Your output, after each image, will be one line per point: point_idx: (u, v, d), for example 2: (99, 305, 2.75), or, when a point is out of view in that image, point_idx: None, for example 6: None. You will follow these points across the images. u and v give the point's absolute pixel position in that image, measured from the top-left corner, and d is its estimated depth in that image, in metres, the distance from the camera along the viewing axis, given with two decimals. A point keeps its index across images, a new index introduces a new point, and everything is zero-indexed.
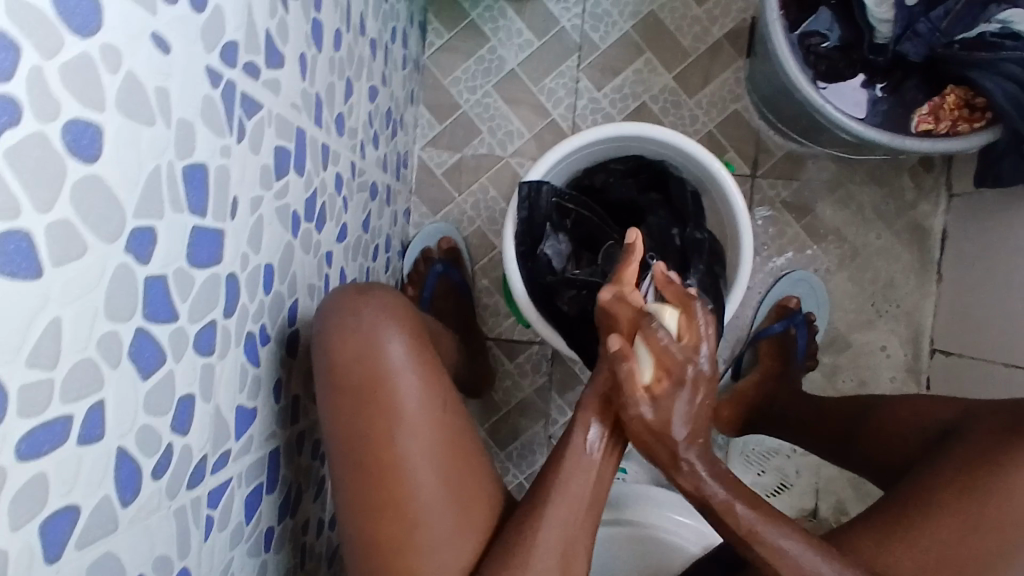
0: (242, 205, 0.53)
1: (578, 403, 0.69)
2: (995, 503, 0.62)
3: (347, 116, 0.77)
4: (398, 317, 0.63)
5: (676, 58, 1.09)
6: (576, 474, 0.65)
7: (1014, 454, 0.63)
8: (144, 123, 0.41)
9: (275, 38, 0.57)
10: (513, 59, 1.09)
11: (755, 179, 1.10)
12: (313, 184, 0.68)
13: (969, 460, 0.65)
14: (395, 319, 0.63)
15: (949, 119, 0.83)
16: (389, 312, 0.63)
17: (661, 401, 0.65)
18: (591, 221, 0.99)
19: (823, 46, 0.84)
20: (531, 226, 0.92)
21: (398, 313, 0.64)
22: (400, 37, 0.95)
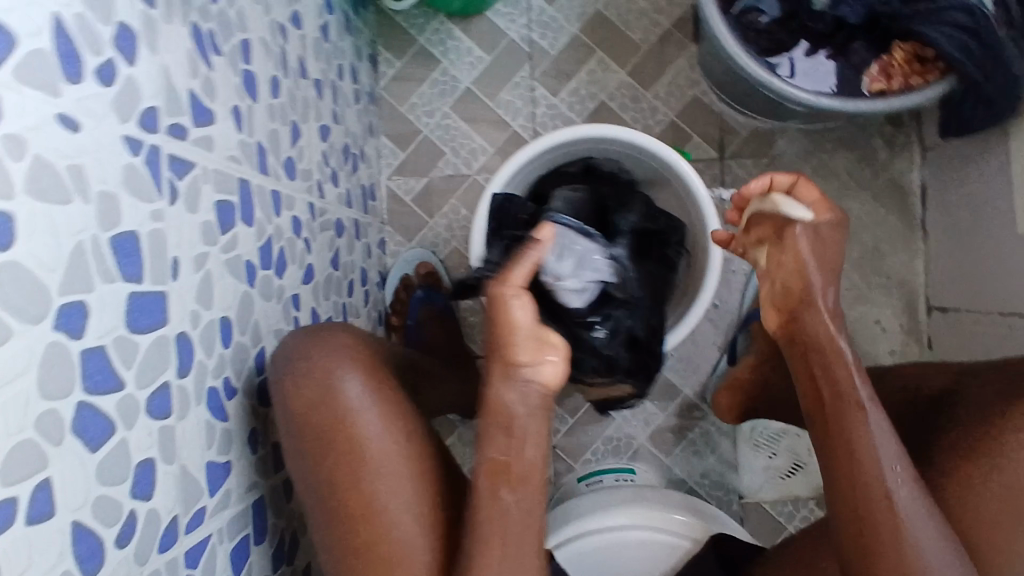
0: (183, 264, 0.54)
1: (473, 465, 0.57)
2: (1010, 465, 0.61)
3: (298, 159, 0.77)
4: (353, 355, 0.64)
5: (628, 52, 1.09)
6: (500, 522, 0.54)
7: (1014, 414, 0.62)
8: (58, 202, 0.42)
9: (201, 96, 0.59)
10: (467, 78, 1.09)
11: (725, 162, 1.08)
12: (266, 232, 0.68)
13: (977, 434, 0.64)
14: (351, 357, 0.63)
15: (900, 75, 0.82)
16: (343, 352, 0.63)
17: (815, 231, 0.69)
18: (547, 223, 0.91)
19: (760, 20, 0.82)
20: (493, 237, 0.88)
21: (353, 351, 0.64)
22: (349, 73, 0.97)
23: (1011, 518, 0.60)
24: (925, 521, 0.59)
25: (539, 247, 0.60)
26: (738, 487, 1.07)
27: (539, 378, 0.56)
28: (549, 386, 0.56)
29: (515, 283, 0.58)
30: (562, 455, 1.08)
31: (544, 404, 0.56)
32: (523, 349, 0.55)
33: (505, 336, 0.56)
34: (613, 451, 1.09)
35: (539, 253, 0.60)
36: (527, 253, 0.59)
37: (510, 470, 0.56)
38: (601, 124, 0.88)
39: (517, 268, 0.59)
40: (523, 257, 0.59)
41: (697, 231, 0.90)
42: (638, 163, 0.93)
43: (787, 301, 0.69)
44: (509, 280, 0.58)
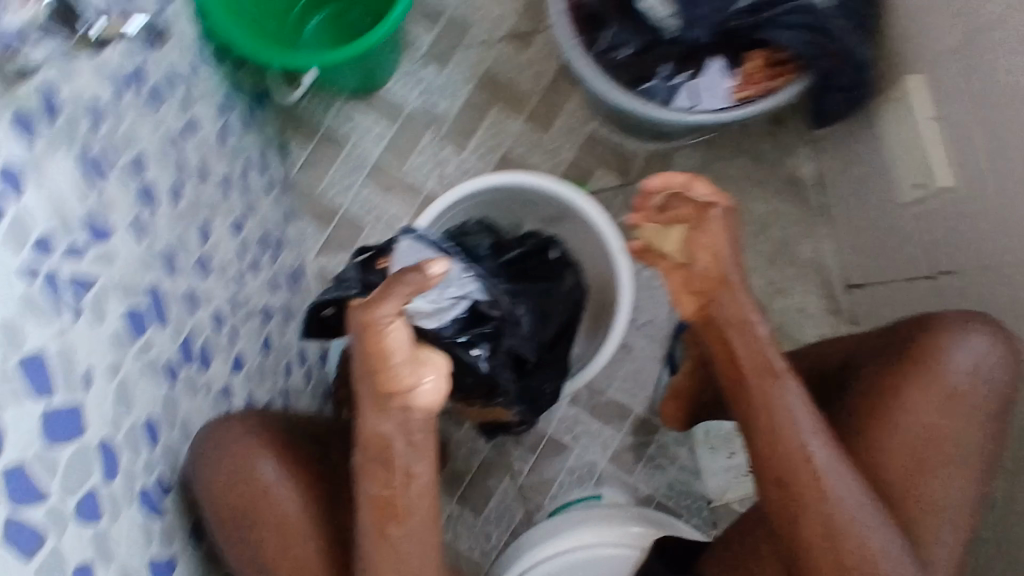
0: (97, 374, 0.57)
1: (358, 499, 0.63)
2: (902, 419, 0.67)
3: (211, 256, 0.81)
4: (261, 436, 0.69)
5: (521, 102, 1.15)
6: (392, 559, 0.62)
7: (893, 373, 0.68)
8: None
9: (98, 215, 0.62)
10: (375, 152, 1.15)
11: (630, 186, 1.14)
12: (184, 330, 0.70)
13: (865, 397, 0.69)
14: (259, 439, 0.68)
15: (761, 79, 0.88)
16: (250, 434, 0.68)
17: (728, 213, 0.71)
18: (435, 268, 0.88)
19: (620, 56, 0.89)
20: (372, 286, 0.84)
21: (260, 432, 0.69)
22: (257, 167, 1.02)
23: (909, 465, 0.66)
24: (845, 480, 0.64)
25: (411, 283, 0.57)
26: (704, 492, 1.10)
27: (417, 401, 0.60)
28: (430, 410, 0.61)
29: (377, 316, 0.57)
30: (529, 493, 1.10)
31: (427, 426, 0.62)
32: (403, 370, 0.59)
33: (376, 365, 0.59)
34: (578, 481, 1.10)
35: (410, 293, 0.57)
36: (392, 286, 0.57)
37: (394, 503, 0.62)
38: (495, 173, 0.94)
39: (380, 303, 0.57)
40: (390, 290, 0.57)
41: (599, 267, 0.97)
42: (539, 204, 0.98)
43: (705, 284, 0.73)
44: (372, 314, 0.57)
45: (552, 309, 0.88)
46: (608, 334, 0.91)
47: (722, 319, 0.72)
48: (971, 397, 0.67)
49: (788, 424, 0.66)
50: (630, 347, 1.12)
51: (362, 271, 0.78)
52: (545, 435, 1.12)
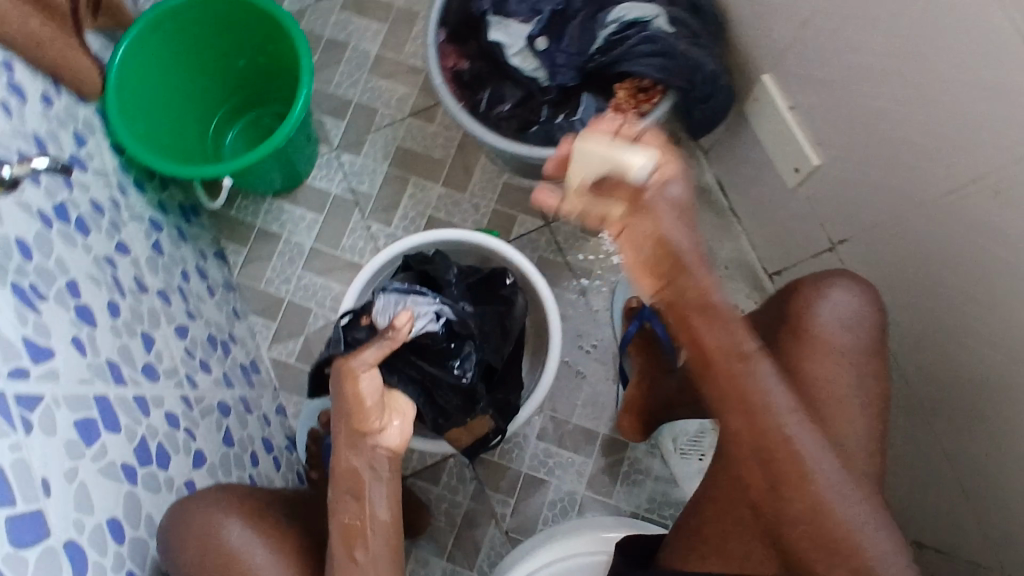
0: (55, 481, 0.59)
1: (329, 543, 0.62)
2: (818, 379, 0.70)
3: (157, 362, 0.85)
4: (228, 505, 0.71)
5: (436, 169, 1.24)
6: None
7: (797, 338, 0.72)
8: None
9: (36, 338, 0.66)
10: (308, 239, 1.21)
11: (552, 225, 1.22)
12: (138, 432, 0.74)
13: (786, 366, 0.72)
14: (226, 508, 0.71)
15: (632, 106, 0.95)
16: (217, 504, 0.71)
17: (649, 200, 0.65)
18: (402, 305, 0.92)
19: (504, 108, 0.99)
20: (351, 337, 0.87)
21: (227, 502, 0.71)
22: (195, 275, 1.07)
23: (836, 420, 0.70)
24: (824, 459, 0.66)
25: (388, 341, 0.71)
26: (684, 498, 1.13)
27: (386, 441, 0.68)
28: (394, 448, 0.68)
29: (357, 365, 0.68)
30: (516, 535, 1.11)
31: (392, 462, 0.67)
32: (373, 414, 0.68)
33: (353, 407, 0.67)
34: (561, 513, 1.13)
35: (385, 347, 0.71)
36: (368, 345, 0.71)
37: (364, 534, 0.62)
38: (414, 235, 1.00)
39: (358, 354, 0.69)
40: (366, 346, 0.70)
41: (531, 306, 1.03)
42: (461, 253, 1.04)
43: (658, 264, 0.66)
44: (351, 364, 0.68)
45: (513, 327, 0.94)
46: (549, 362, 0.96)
47: (685, 303, 0.66)
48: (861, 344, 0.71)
49: (757, 408, 0.67)
50: (583, 373, 1.17)
51: (347, 329, 0.85)
52: (520, 474, 1.14)
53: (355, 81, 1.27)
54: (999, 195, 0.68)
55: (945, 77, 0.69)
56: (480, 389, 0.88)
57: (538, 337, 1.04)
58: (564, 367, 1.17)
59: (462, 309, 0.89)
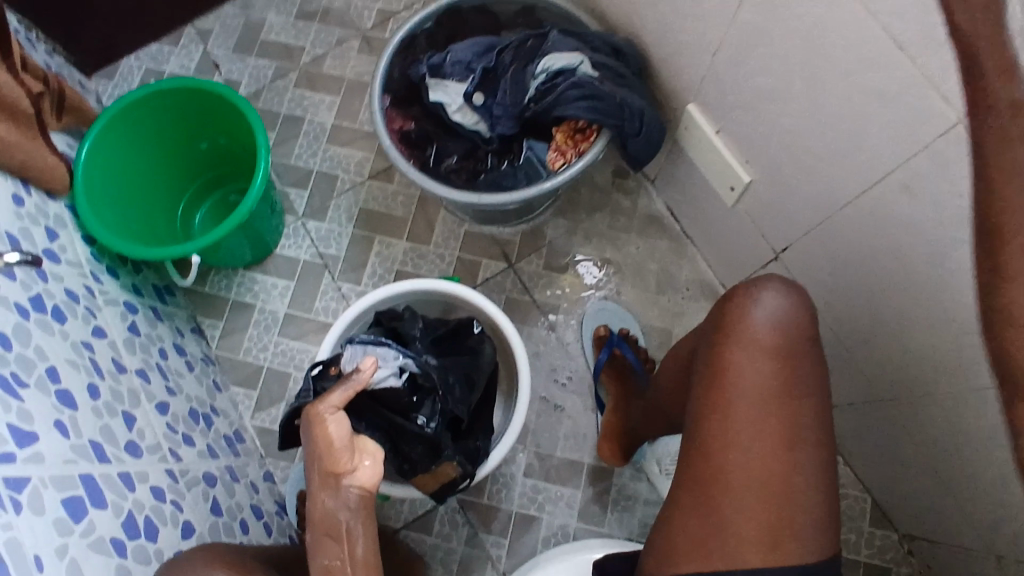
0: (46, 559, 0.61)
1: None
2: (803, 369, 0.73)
3: (140, 439, 0.88)
4: (211, 561, 0.72)
5: (400, 226, 1.29)
6: None
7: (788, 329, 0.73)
8: None
9: (20, 424, 0.69)
10: (282, 306, 1.25)
11: (515, 266, 1.27)
12: (124, 508, 0.76)
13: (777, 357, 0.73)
14: (209, 564, 0.71)
15: (570, 148, 1.04)
16: (201, 562, 0.71)
17: None
18: None
19: (452, 160, 1.06)
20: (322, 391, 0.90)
21: (210, 559, 0.72)
22: (173, 351, 1.10)
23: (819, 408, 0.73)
24: None
25: (350, 388, 0.72)
26: None
27: (358, 479, 0.65)
28: (366, 486, 0.64)
29: (321, 410, 0.68)
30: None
31: (362, 502, 0.64)
32: (343, 453, 0.65)
33: (321, 451, 0.65)
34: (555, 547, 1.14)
35: (347, 390, 0.72)
36: (332, 392, 0.71)
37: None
38: (383, 287, 1.04)
39: (323, 401, 0.69)
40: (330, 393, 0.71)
41: (501, 346, 1.07)
42: (428, 302, 1.08)
43: None
44: (317, 410, 0.68)
45: (481, 376, 0.97)
46: (522, 398, 1.00)
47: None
48: (794, 345, 0.73)
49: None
50: (561, 406, 1.20)
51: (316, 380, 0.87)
52: (511, 513, 1.15)
53: (315, 151, 1.33)
54: (905, 188, 0.77)
55: (844, 89, 0.77)
56: (444, 438, 0.90)
57: (511, 374, 1.08)
58: (542, 402, 1.20)
59: (428, 361, 0.92)
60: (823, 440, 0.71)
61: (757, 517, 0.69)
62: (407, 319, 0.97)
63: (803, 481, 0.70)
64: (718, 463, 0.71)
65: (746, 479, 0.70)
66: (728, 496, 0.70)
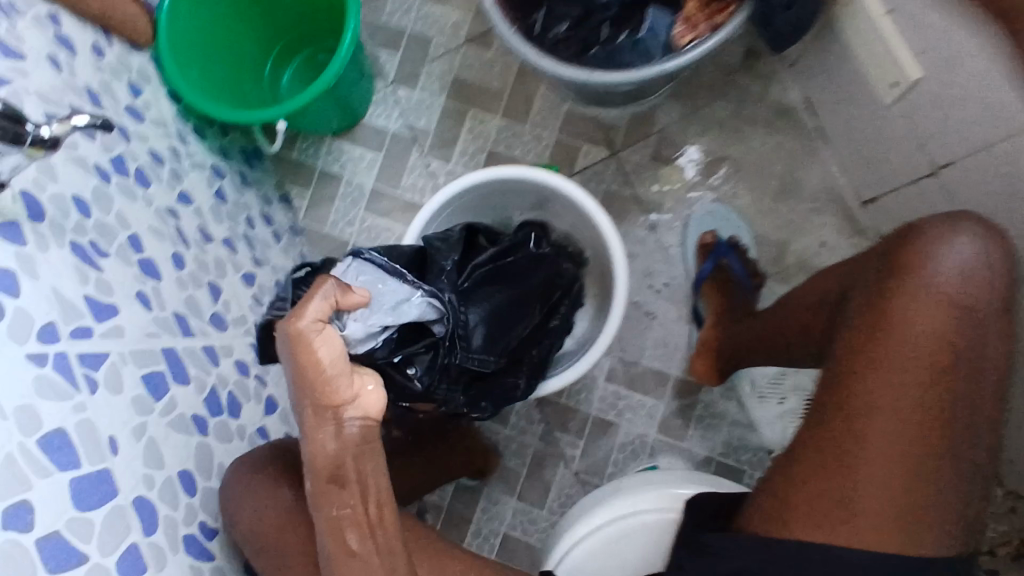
0: (122, 439, 0.62)
1: (314, 510, 0.59)
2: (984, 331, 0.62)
3: (225, 312, 0.88)
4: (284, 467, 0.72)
5: (495, 99, 1.18)
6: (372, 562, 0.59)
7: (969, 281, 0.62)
8: None
9: (98, 296, 0.68)
10: (369, 179, 1.20)
11: (618, 156, 1.14)
12: (207, 383, 0.77)
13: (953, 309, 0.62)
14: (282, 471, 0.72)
15: (704, 19, 0.87)
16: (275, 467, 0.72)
17: None
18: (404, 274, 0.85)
19: (561, 29, 0.91)
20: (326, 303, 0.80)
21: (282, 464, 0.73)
22: (260, 221, 1.08)
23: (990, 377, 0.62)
24: None
25: (326, 289, 0.59)
26: (764, 443, 1.07)
27: (359, 407, 0.58)
28: (371, 415, 0.59)
29: (301, 327, 0.56)
30: (586, 478, 1.10)
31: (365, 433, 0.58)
32: (340, 379, 0.56)
33: (312, 378, 0.56)
34: (632, 456, 1.10)
35: (330, 292, 0.60)
36: (311, 297, 0.58)
37: (361, 514, 0.59)
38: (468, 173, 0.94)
39: (300, 308, 0.57)
40: (311, 296, 0.58)
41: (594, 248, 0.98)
42: (521, 190, 0.97)
43: None
44: (296, 326, 0.56)
45: (530, 308, 0.90)
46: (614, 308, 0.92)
47: None
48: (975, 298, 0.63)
49: None
50: (653, 313, 1.11)
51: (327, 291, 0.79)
52: (589, 416, 1.11)
53: (407, 9, 1.20)
54: None
55: None
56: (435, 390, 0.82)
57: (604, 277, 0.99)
58: (634, 308, 1.11)
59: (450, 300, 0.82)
60: (983, 404, 0.62)
61: (900, 471, 0.60)
62: (439, 247, 0.86)
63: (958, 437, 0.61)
64: (865, 407, 0.62)
65: (897, 428, 0.61)
66: (873, 443, 0.61)
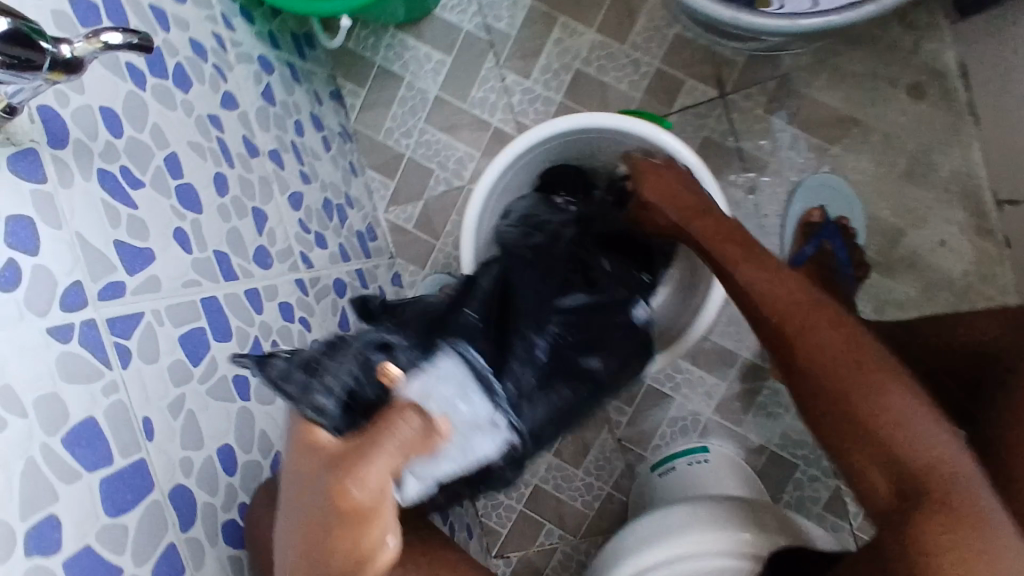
0: (158, 419, 0.54)
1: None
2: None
3: (270, 244, 0.78)
4: None
5: (592, 8, 1.00)
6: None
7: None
8: (12, 415, 0.43)
9: (131, 240, 0.58)
10: (433, 86, 1.04)
11: (727, 99, 0.98)
12: (249, 336, 0.69)
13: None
14: None
15: None
16: None
17: None
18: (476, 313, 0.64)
19: None
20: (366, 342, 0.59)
21: None
22: (309, 125, 0.95)
23: None
24: None
25: (404, 438, 0.40)
26: None
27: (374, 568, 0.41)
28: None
29: (355, 500, 0.39)
30: (630, 444, 1.06)
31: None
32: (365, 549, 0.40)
33: (334, 535, 0.40)
34: (682, 432, 1.06)
35: (407, 447, 0.40)
36: (377, 455, 0.39)
37: None
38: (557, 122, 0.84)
39: (357, 474, 0.39)
40: (378, 449, 0.39)
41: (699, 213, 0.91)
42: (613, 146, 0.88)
43: None
44: (348, 496, 0.39)
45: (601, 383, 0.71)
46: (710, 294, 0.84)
47: None
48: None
49: None
50: None
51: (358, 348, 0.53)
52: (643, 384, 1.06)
53: None
54: None
55: None
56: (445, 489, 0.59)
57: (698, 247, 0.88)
58: None
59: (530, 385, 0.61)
60: None
61: None
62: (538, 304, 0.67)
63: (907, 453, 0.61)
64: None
65: None
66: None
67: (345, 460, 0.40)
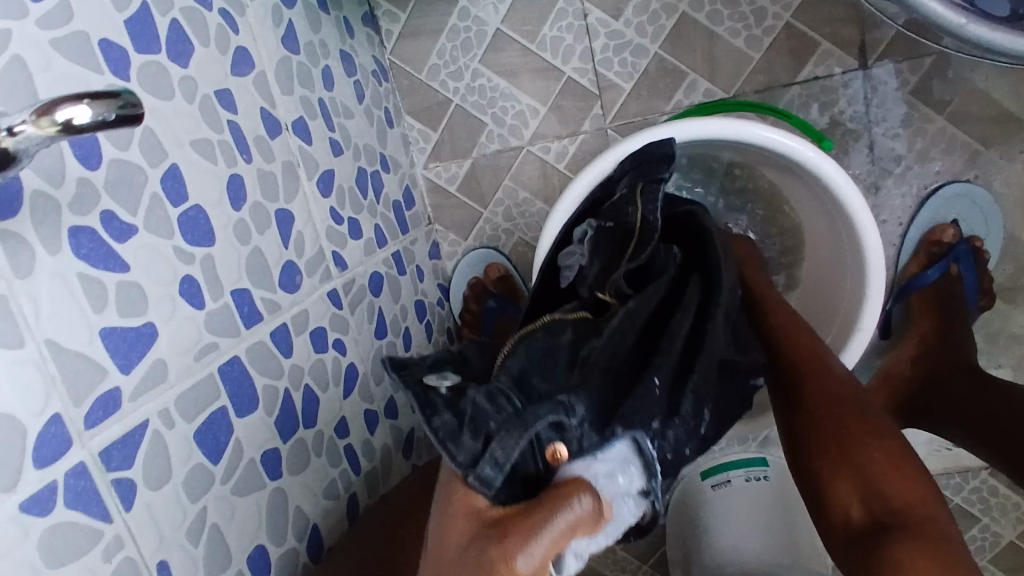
0: (175, 554, 0.43)
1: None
2: None
3: (298, 257, 0.62)
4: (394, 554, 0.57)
5: None
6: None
7: None
8: None
9: (131, 318, 0.43)
10: (494, 18, 0.88)
11: (864, 71, 0.86)
12: (281, 389, 0.56)
13: None
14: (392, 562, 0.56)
15: None
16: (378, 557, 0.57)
17: None
18: (648, 340, 0.47)
19: None
20: (540, 367, 0.42)
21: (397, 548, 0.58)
22: (339, 70, 0.76)
23: None
24: None
25: (576, 515, 0.33)
26: None
27: None
28: None
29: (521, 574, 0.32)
30: None
31: None
32: None
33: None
34: (739, 438, 0.99)
35: (571, 527, 0.33)
36: (547, 527, 0.32)
37: None
38: (686, 122, 0.63)
39: (528, 544, 0.32)
40: (544, 518, 0.33)
41: (818, 254, 0.76)
42: (756, 149, 0.68)
43: None
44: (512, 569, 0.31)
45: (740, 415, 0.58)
46: (845, 342, 0.69)
47: None
48: None
49: None
50: None
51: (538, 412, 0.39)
52: None
53: None
54: None
55: None
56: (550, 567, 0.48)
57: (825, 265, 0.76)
58: None
59: (684, 455, 0.45)
60: None
61: None
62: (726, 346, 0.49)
63: (871, 460, 0.51)
64: None
65: None
66: None
67: (508, 526, 0.33)
